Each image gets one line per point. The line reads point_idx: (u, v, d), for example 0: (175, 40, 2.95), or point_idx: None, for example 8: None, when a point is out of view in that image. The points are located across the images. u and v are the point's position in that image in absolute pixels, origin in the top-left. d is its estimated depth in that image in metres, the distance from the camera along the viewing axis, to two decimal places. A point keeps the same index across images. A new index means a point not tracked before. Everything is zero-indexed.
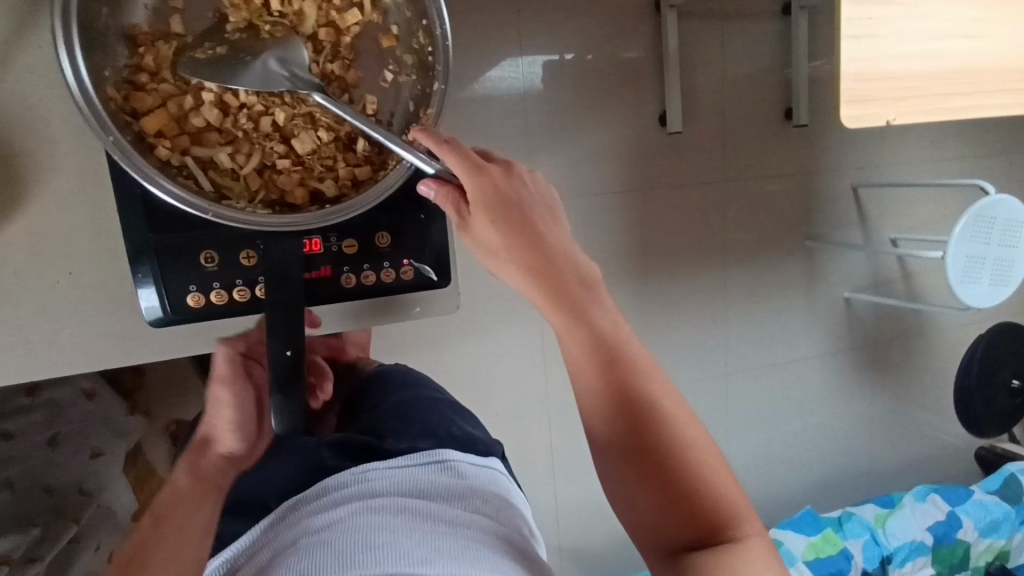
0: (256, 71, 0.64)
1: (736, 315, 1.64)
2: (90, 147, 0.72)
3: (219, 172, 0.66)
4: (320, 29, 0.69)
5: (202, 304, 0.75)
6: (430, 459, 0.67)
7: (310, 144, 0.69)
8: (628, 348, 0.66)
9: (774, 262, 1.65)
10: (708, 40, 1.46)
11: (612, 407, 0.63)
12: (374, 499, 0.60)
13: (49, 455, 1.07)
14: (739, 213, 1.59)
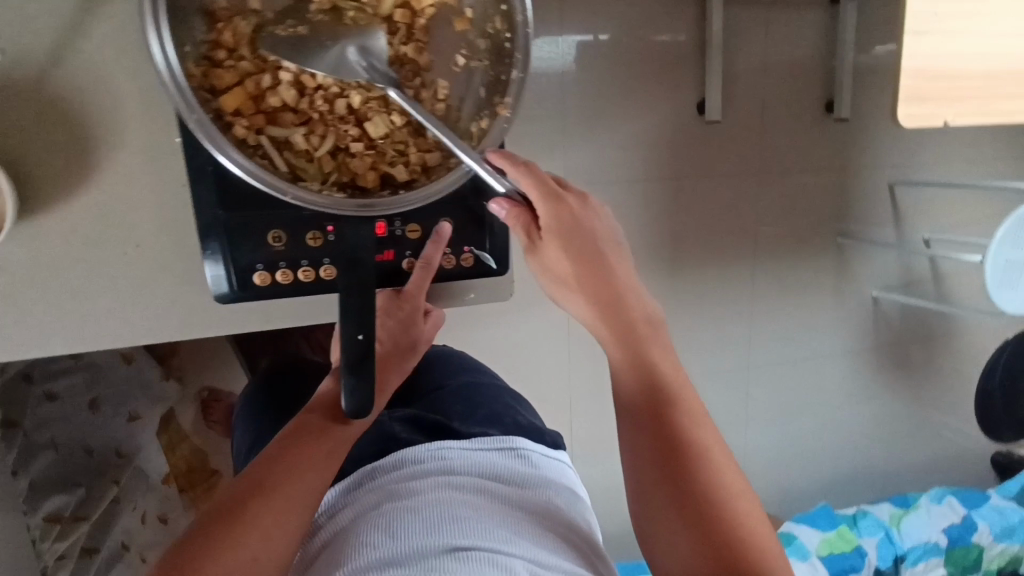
0: (334, 57, 0.64)
1: (763, 309, 1.63)
2: (151, 119, 0.72)
3: (293, 153, 0.66)
4: (396, 10, 0.68)
5: (267, 283, 0.75)
6: (496, 445, 0.78)
7: (384, 128, 0.68)
8: (681, 390, 0.68)
9: (804, 258, 1.63)
10: (752, 26, 1.43)
11: (658, 434, 0.65)
12: (455, 475, 0.71)
13: (91, 417, 1.13)
14: (774, 207, 1.57)
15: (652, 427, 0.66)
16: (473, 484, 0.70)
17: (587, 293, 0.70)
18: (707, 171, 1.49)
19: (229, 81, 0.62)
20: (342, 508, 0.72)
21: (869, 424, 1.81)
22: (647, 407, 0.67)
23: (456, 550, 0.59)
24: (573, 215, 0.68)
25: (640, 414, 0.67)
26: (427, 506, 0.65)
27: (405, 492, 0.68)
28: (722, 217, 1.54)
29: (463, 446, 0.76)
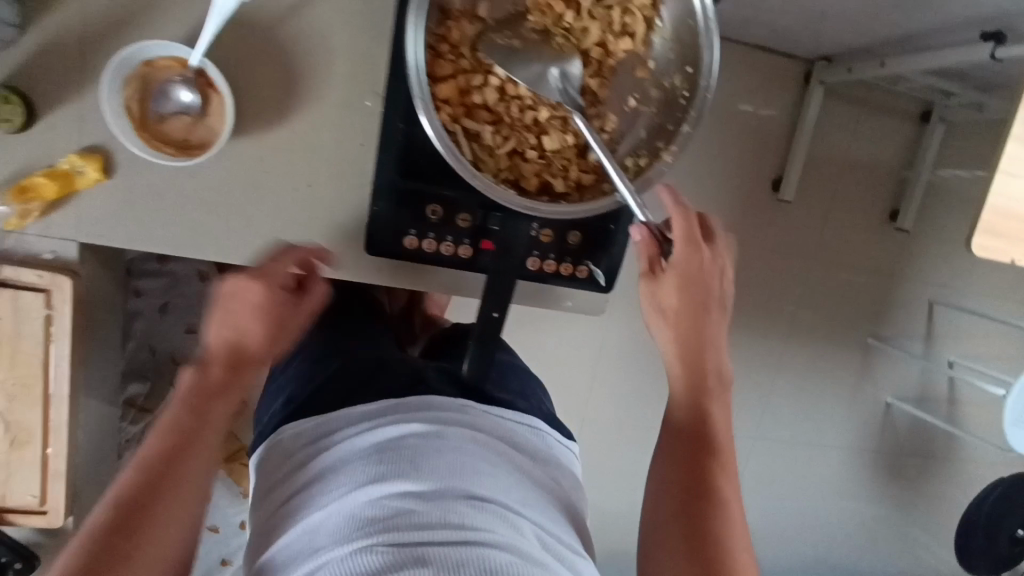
0: (539, 75, 0.74)
1: (782, 386, 1.68)
2: (329, 82, 0.84)
3: (479, 145, 0.76)
4: (594, 48, 0.77)
5: (414, 246, 0.88)
6: (515, 420, 0.89)
7: (557, 144, 0.78)
8: (724, 440, 0.78)
9: (832, 348, 1.68)
10: (841, 122, 1.50)
11: (691, 456, 0.76)
12: (476, 430, 0.82)
13: (161, 319, 1.19)
14: (817, 293, 1.63)
15: (693, 448, 0.76)
16: (495, 446, 0.81)
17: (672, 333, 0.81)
18: (766, 243, 1.56)
19: (446, 74, 0.73)
20: (358, 421, 0.82)
21: (850, 523, 1.85)
22: (694, 431, 0.78)
23: (476, 500, 0.70)
24: (698, 263, 0.80)
25: (681, 434, 0.78)
26: (450, 450, 0.76)
27: (439, 433, 0.79)
28: (767, 289, 1.59)
29: (490, 414, 0.87)
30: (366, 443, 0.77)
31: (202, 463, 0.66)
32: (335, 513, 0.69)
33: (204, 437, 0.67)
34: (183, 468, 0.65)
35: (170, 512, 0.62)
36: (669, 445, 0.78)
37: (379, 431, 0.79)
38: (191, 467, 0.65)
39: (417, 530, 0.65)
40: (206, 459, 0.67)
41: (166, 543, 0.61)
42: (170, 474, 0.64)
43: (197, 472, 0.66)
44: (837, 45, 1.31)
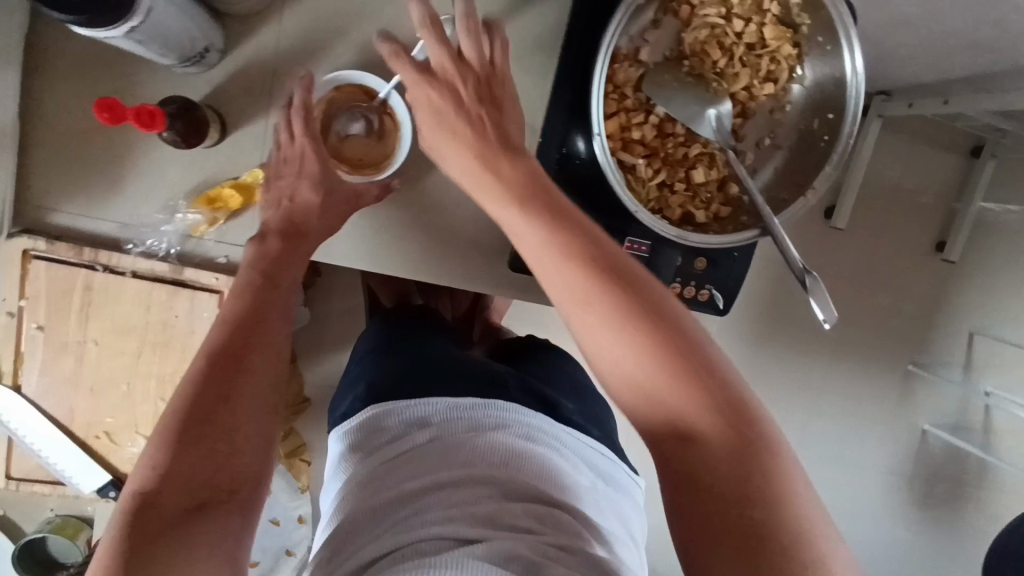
0: (695, 117, 0.83)
1: (825, 406, 1.72)
2: None
3: (634, 176, 0.86)
4: (740, 91, 0.86)
5: None
6: (586, 442, 0.90)
7: (701, 178, 0.87)
8: (753, 411, 0.64)
9: (874, 374, 1.72)
10: (892, 155, 1.56)
11: (701, 444, 0.62)
12: (556, 444, 0.85)
13: None
14: (865, 316, 1.67)
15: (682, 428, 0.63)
16: (561, 463, 0.82)
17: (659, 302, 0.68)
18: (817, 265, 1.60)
19: (613, 111, 0.84)
20: (440, 415, 0.85)
21: (888, 547, 1.86)
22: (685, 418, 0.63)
23: (507, 499, 0.73)
24: (571, 230, 0.70)
25: (693, 434, 0.63)
26: (527, 458, 0.79)
27: (530, 439, 0.83)
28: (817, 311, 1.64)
29: (569, 437, 0.88)
30: (437, 430, 0.83)
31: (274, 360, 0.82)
32: (404, 493, 0.74)
33: (270, 332, 0.83)
34: (257, 358, 0.80)
35: (250, 403, 0.77)
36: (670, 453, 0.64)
37: (446, 418, 0.84)
38: (268, 363, 0.81)
39: (483, 525, 0.69)
40: (273, 358, 0.82)
41: (242, 420, 0.76)
42: (257, 362, 0.80)
43: (268, 366, 0.81)
44: (900, 79, 1.36)
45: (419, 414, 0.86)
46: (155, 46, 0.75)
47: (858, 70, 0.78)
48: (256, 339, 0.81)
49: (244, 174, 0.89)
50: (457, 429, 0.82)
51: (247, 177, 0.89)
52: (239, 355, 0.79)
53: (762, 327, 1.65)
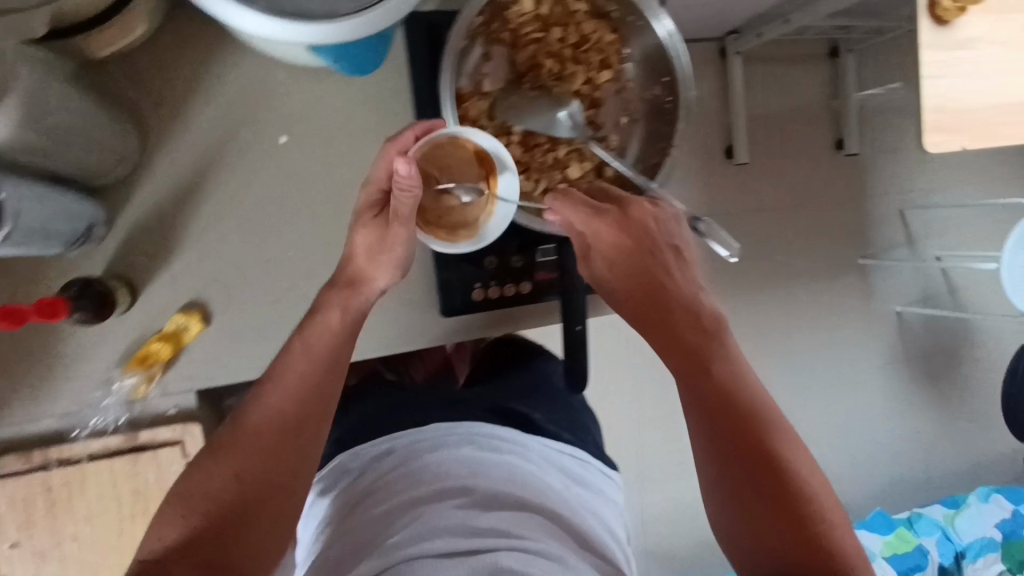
0: (551, 124, 0.92)
1: (799, 326, 1.78)
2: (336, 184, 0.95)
3: (522, 191, 0.93)
4: (582, 87, 0.94)
5: (484, 296, 0.98)
6: (563, 456, 0.91)
7: (579, 171, 0.95)
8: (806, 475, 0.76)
9: (830, 281, 1.79)
10: (767, 81, 1.63)
11: (768, 486, 0.73)
12: (522, 449, 0.88)
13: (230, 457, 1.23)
14: (799, 233, 1.74)
15: (751, 473, 0.74)
16: (537, 475, 0.84)
17: (721, 363, 0.80)
18: (738, 205, 1.67)
19: None
20: (399, 446, 0.88)
21: (910, 431, 1.91)
22: (747, 457, 0.75)
23: (478, 507, 0.75)
24: (622, 227, 0.85)
25: (750, 469, 0.74)
26: (492, 466, 0.82)
27: (493, 449, 0.86)
28: (756, 245, 1.71)
29: (552, 456, 0.90)
30: (404, 452, 0.87)
31: (305, 465, 0.81)
32: (386, 521, 0.76)
33: (301, 480, 0.80)
34: (285, 466, 0.79)
35: (273, 508, 0.77)
36: (731, 487, 0.75)
37: (412, 445, 0.87)
38: (281, 496, 0.78)
39: (463, 536, 0.71)
40: (296, 495, 0.80)
41: (246, 551, 0.75)
42: (275, 502, 0.77)
43: (287, 494, 0.79)
44: (740, 18, 1.44)
45: (389, 449, 0.89)
46: (38, 243, 0.73)
47: (667, 24, 0.84)
48: (288, 486, 0.79)
49: (168, 324, 0.92)
50: (422, 449, 0.86)
51: (171, 326, 0.91)
52: (274, 488, 0.78)
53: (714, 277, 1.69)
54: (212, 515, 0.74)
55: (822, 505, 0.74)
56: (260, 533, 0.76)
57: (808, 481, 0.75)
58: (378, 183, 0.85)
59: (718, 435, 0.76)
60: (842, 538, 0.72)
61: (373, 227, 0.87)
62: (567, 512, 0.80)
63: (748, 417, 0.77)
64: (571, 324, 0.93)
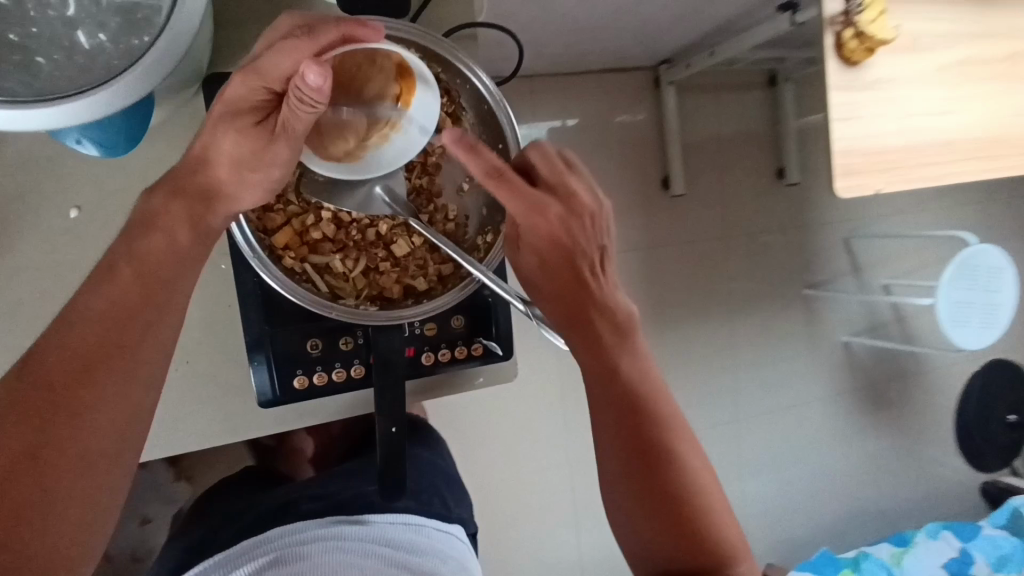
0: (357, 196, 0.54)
1: (739, 361, 1.70)
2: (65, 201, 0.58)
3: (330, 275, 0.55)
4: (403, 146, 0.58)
5: (306, 386, 0.59)
6: (399, 521, 0.70)
7: (404, 248, 0.57)
8: (682, 439, 0.56)
9: (774, 312, 1.73)
10: (703, 112, 1.61)
11: (665, 502, 0.53)
12: (342, 540, 0.66)
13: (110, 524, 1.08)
14: (737, 266, 1.68)
15: (655, 487, 0.54)
16: (368, 552, 0.65)
17: (635, 344, 0.58)
18: (674, 236, 1.61)
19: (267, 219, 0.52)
20: None
21: (846, 471, 1.84)
22: (646, 467, 0.54)
23: None
24: (509, 187, 0.53)
25: (648, 479, 0.54)
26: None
27: (297, 559, 0.63)
28: (691, 280, 1.63)
29: (385, 522, 0.70)
30: None
31: (126, 393, 0.41)
32: None
33: (145, 352, 0.42)
34: (96, 394, 0.40)
35: (67, 476, 0.38)
36: (627, 491, 0.54)
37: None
38: (114, 444, 0.40)
39: None
40: (132, 383, 0.41)
41: (63, 514, 0.38)
42: (61, 447, 0.38)
43: (99, 408, 0.40)
44: (672, 48, 1.39)
45: None
46: None
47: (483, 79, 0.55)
48: (114, 364, 0.41)
49: None
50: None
51: None
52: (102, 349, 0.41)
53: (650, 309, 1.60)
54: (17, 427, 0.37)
55: (729, 544, 0.53)
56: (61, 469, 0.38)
57: (716, 508, 0.54)
58: (264, 77, 0.41)
59: (614, 436, 0.56)
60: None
61: (250, 139, 0.45)
62: (408, 564, 0.65)
63: (653, 419, 0.55)
64: (382, 426, 0.54)
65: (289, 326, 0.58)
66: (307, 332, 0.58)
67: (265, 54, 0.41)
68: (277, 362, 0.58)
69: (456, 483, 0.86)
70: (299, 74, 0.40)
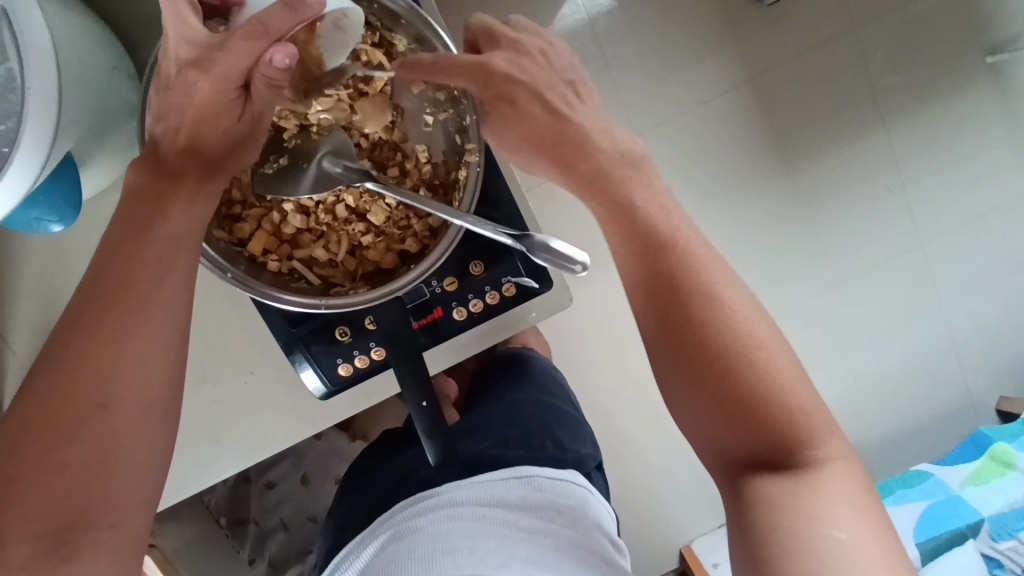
0: (312, 181, 0.49)
1: (948, 237, 0.83)
2: (59, 287, 0.58)
3: (320, 266, 0.53)
4: (350, 106, 0.50)
5: (351, 372, 0.59)
6: (510, 475, 0.54)
7: (383, 213, 0.52)
8: (745, 314, 0.41)
9: (1010, 100, 0.80)
10: None
11: (725, 384, 0.40)
12: (455, 507, 0.50)
13: (262, 530, 0.90)
14: (907, 60, 0.79)
15: (699, 350, 0.40)
16: (483, 515, 0.49)
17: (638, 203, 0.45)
18: (758, 64, 0.79)
19: (239, 230, 0.50)
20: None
21: None
22: (691, 347, 0.41)
23: None
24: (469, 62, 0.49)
25: (697, 360, 0.40)
26: (413, 552, 0.46)
27: (398, 537, 0.49)
28: (793, 128, 0.81)
29: (492, 479, 0.53)
30: None
31: (157, 343, 0.41)
32: None
33: (149, 301, 0.40)
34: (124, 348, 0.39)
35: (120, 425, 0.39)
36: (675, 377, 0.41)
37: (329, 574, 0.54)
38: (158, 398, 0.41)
39: None
40: (162, 324, 0.41)
41: (131, 454, 0.40)
42: (115, 395, 0.39)
43: (141, 347, 0.40)
44: None
45: None
46: None
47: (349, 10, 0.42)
48: (132, 306, 0.40)
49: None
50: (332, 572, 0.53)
51: None
52: (121, 300, 0.40)
53: (725, 198, 0.82)
54: (64, 381, 0.38)
55: (807, 417, 0.39)
56: (115, 415, 0.39)
57: (786, 376, 0.40)
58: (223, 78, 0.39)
59: (643, 305, 0.43)
60: (833, 477, 0.38)
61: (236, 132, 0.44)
62: (527, 524, 0.49)
63: (689, 288, 0.41)
64: (411, 402, 0.52)
65: (314, 321, 0.58)
66: (333, 322, 0.58)
67: (219, 54, 0.38)
68: (317, 355, 0.58)
69: (575, 421, 0.65)
70: (266, 60, 0.38)
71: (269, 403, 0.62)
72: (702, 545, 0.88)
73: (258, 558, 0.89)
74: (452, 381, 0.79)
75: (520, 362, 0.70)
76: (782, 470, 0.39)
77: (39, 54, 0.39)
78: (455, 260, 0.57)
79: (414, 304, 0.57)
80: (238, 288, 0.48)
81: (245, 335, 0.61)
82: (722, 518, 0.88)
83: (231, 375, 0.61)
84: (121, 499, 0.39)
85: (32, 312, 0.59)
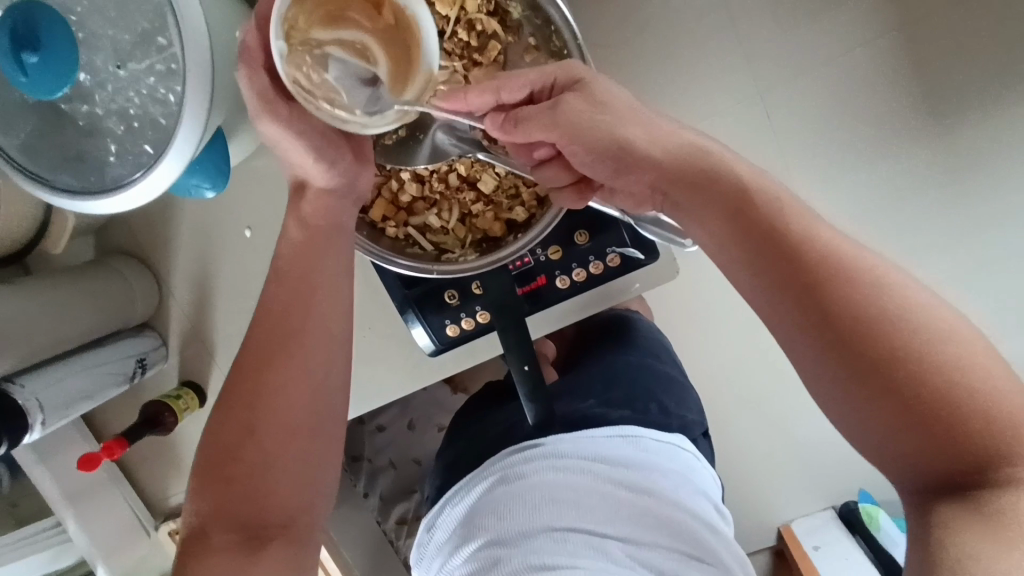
0: (425, 149, 0.52)
1: None
2: (209, 246, 0.66)
3: (433, 232, 0.56)
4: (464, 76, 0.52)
5: (458, 333, 0.62)
6: (614, 433, 0.53)
7: (492, 180, 0.54)
8: (928, 331, 0.34)
9: None
10: None
11: (896, 389, 0.34)
12: (560, 458, 0.51)
13: (376, 467, 0.98)
14: None
15: (880, 358, 0.35)
16: (587, 470, 0.50)
17: (742, 192, 0.39)
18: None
19: (363, 197, 0.54)
20: (432, 531, 0.56)
21: None
22: (857, 346, 0.35)
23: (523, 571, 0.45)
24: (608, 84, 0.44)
25: (858, 362, 0.35)
26: (521, 500, 0.49)
27: (506, 479, 0.51)
28: (999, 83, 0.55)
29: (595, 435, 0.53)
30: (437, 530, 0.56)
31: (325, 361, 0.48)
32: None
33: (327, 314, 0.49)
34: (284, 388, 0.47)
35: (279, 454, 0.47)
36: (826, 383, 0.36)
37: (439, 507, 0.57)
38: (304, 426, 0.48)
39: None
40: (321, 345, 0.48)
41: (284, 472, 0.47)
42: (280, 398, 0.47)
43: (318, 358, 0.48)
44: None
45: (428, 525, 0.58)
46: None
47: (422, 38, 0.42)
48: (299, 323, 0.48)
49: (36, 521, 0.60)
50: (440, 507, 0.56)
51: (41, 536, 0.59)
52: (277, 350, 0.47)
53: (887, 169, 0.60)
54: (242, 403, 0.47)
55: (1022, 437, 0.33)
56: (288, 412, 0.47)
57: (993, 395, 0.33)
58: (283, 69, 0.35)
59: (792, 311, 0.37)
60: None
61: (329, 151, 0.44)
62: (629, 483, 0.50)
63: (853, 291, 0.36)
64: (514, 365, 0.55)
65: (425, 284, 0.61)
66: (443, 285, 0.61)
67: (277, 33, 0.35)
68: (427, 315, 0.61)
69: (681, 386, 0.62)
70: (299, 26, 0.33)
71: (382, 355, 0.66)
72: (803, 526, 0.82)
73: (371, 493, 0.97)
74: (549, 342, 0.77)
75: (626, 322, 0.67)
76: (973, 494, 0.33)
77: (188, 46, 0.43)
78: (562, 228, 0.58)
79: (519, 271, 0.59)
80: (362, 252, 0.51)
81: (364, 293, 0.66)
82: (834, 503, 0.81)
83: (352, 330, 0.66)
84: (278, 509, 0.47)
85: (189, 267, 0.67)
